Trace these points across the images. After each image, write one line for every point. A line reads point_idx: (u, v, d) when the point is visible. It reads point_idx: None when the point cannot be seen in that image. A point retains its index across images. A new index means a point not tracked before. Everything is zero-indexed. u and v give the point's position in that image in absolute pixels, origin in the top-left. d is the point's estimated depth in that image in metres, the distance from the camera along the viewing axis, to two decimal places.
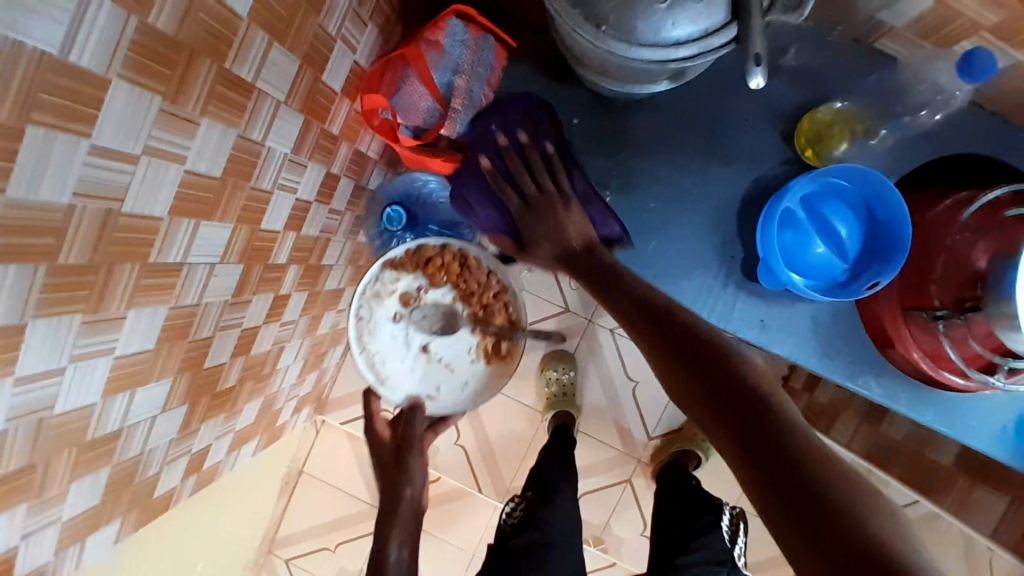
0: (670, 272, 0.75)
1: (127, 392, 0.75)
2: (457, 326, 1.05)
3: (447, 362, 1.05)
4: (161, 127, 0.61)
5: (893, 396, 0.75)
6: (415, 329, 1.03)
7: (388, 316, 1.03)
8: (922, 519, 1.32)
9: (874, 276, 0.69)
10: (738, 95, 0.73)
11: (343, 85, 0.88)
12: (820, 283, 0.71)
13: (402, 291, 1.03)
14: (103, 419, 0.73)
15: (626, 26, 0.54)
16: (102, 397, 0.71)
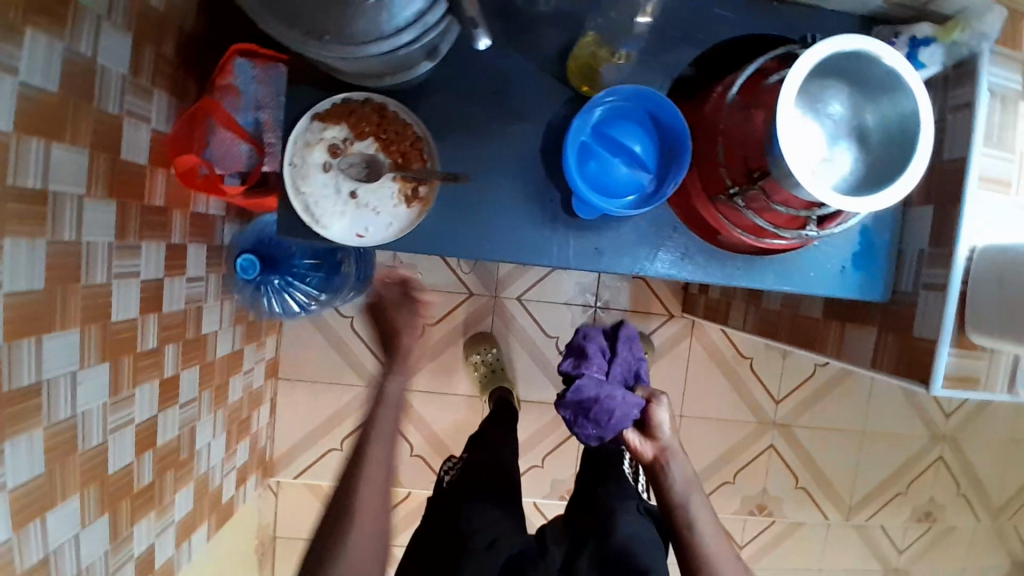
0: (501, 232, 0.78)
1: (37, 519, 0.74)
2: (386, 178, 0.75)
3: (373, 216, 0.75)
4: None
5: (732, 275, 0.81)
6: (348, 178, 0.75)
7: (317, 168, 0.75)
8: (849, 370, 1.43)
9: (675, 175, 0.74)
10: (509, 52, 0.76)
11: (148, 156, 0.88)
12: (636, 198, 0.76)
13: (328, 143, 0.75)
14: (20, 555, 0.72)
15: (345, 29, 0.55)
16: (8, 534, 0.70)
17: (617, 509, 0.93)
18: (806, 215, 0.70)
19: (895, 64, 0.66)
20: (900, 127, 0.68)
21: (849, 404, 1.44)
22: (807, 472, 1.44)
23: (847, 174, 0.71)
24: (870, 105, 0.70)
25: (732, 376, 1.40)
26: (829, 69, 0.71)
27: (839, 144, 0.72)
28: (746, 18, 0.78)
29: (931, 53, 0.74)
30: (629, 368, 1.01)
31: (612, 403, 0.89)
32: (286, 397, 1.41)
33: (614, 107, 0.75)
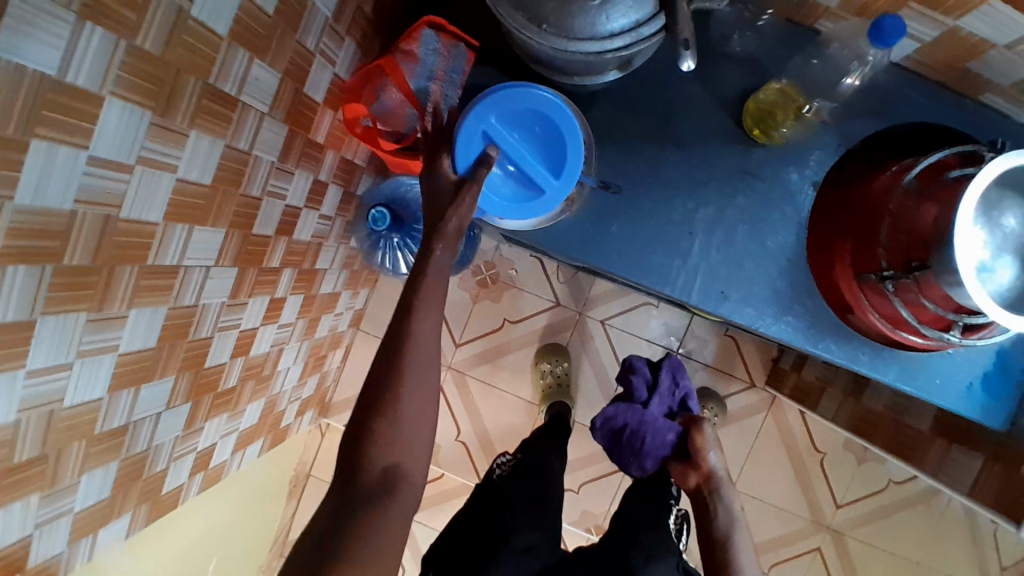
0: (636, 251, 0.79)
1: (132, 388, 0.80)
2: None
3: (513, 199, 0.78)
4: (152, 138, 0.66)
5: (855, 358, 0.79)
6: None
7: None
8: (922, 496, 1.34)
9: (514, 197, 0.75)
10: (687, 82, 0.78)
11: (324, 96, 0.95)
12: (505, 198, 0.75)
13: None
14: (109, 414, 0.78)
15: (566, 23, 0.59)
16: (108, 393, 0.76)
17: (659, 559, 0.92)
18: (955, 320, 0.67)
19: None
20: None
21: (911, 532, 1.35)
22: None
23: (1005, 287, 0.68)
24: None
25: (799, 463, 1.35)
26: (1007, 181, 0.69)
27: (1004, 258, 0.68)
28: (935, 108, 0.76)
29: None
30: (673, 396, 1.02)
31: (648, 437, 0.97)
32: (362, 348, 1.46)
33: (530, 112, 0.72)
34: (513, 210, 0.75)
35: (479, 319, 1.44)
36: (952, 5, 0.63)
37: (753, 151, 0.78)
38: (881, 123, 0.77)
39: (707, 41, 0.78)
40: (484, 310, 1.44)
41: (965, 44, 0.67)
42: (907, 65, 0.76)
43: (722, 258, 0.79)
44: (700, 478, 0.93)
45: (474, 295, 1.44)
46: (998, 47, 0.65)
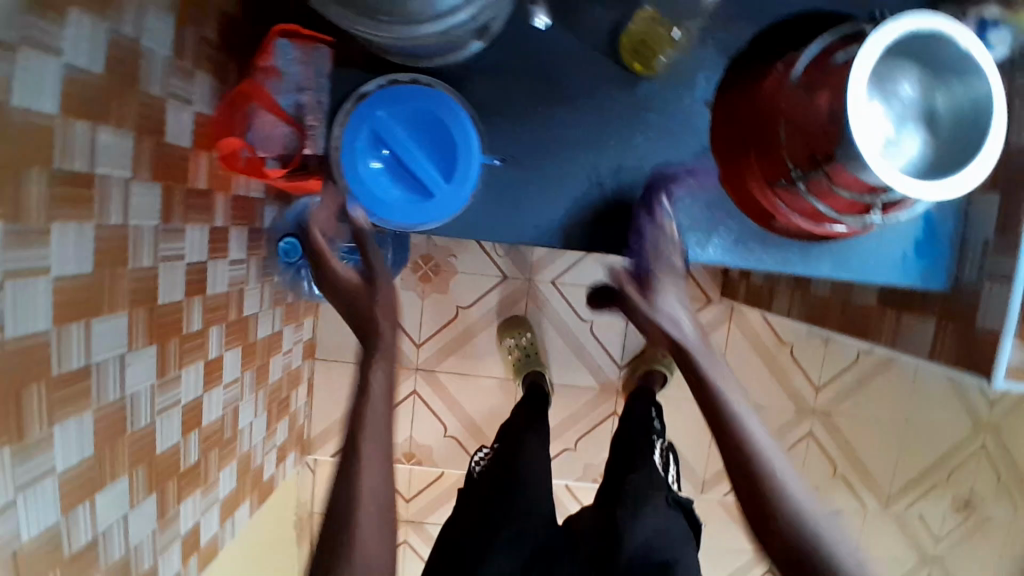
0: (551, 219, 0.77)
1: (86, 502, 0.76)
2: None
3: None
4: (8, 247, 0.60)
5: (790, 263, 0.79)
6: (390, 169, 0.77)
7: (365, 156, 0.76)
8: (881, 363, 1.38)
9: (401, 202, 0.68)
10: (557, 30, 0.74)
11: (191, 140, 0.88)
12: (393, 204, 0.67)
13: None
14: (70, 536, 0.73)
15: (404, 9, 0.54)
16: (61, 515, 0.72)
17: (646, 502, 0.89)
18: (872, 201, 0.67)
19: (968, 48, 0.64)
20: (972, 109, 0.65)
21: (886, 395, 1.40)
22: (845, 460, 1.43)
23: (916, 157, 0.68)
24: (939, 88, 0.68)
25: (770, 360, 1.38)
26: (896, 50, 0.68)
27: (908, 129, 0.69)
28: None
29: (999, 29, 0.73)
30: None
31: None
32: (323, 376, 1.42)
33: (422, 117, 0.67)
34: (411, 213, 0.68)
35: (432, 314, 1.41)
36: None
37: (643, 80, 0.75)
38: (760, 20, 0.75)
39: None
40: (434, 303, 1.40)
41: None
42: None
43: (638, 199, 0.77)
44: (669, 352, 0.70)
45: (419, 291, 1.40)
46: None
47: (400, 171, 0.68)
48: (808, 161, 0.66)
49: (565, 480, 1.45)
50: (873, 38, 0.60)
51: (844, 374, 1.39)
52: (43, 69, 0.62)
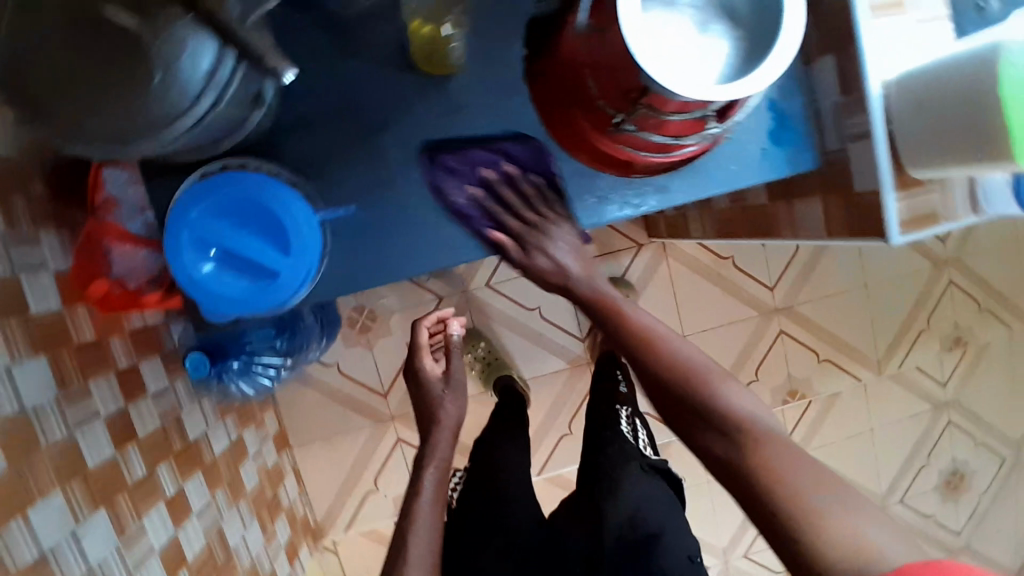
0: (414, 245, 0.75)
1: None
2: None
3: None
4: None
5: (656, 198, 0.79)
6: None
7: None
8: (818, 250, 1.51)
9: (249, 289, 0.64)
10: (356, 62, 0.72)
11: (58, 298, 0.84)
12: (244, 294, 0.64)
13: None
14: None
15: (144, 121, 0.51)
16: None
17: (620, 477, 0.98)
18: (701, 114, 0.66)
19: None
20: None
21: (839, 272, 1.53)
22: (824, 342, 1.54)
23: (728, 56, 0.65)
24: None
25: (721, 280, 1.48)
26: None
27: (711, 29, 0.66)
28: None
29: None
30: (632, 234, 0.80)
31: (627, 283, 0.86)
32: (305, 461, 1.39)
33: (238, 199, 0.65)
34: (266, 295, 0.65)
35: (386, 360, 1.39)
36: None
37: (451, 83, 0.73)
38: None
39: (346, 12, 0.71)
40: (384, 349, 1.39)
41: None
42: None
43: None
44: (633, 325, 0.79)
45: (365, 343, 1.38)
46: None
47: (238, 259, 0.65)
48: (626, 99, 0.65)
49: (572, 466, 1.45)
50: None
51: (793, 271, 1.51)
52: None
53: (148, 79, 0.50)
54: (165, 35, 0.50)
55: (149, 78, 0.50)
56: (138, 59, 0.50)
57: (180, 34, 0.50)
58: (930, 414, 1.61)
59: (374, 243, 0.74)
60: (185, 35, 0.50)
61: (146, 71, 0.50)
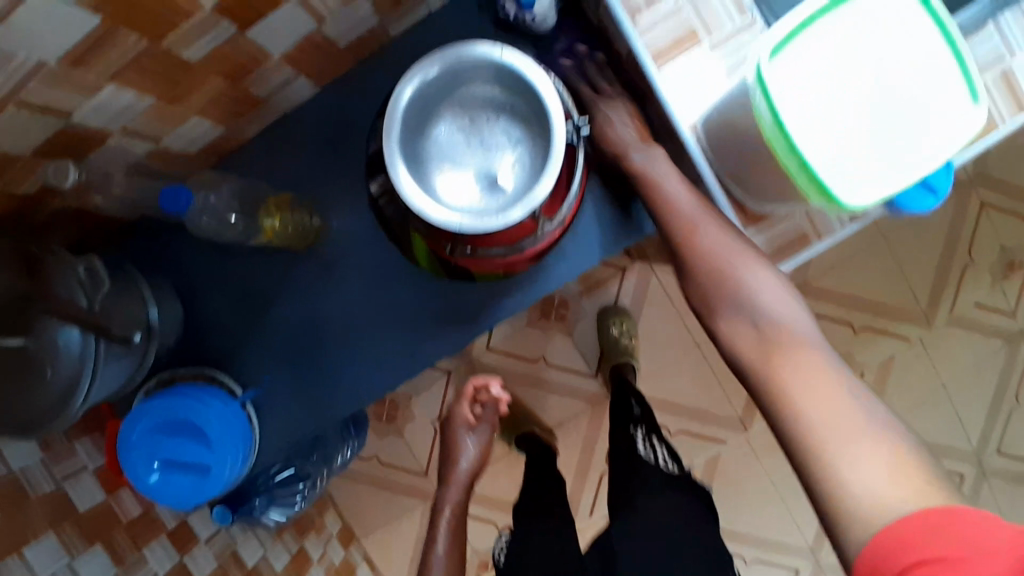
0: (333, 393, 0.83)
1: None
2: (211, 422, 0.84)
3: None
4: None
5: (537, 285, 0.82)
6: None
7: None
8: None
9: (194, 482, 0.75)
10: (239, 254, 0.82)
11: (100, 490, 1.02)
12: (189, 487, 0.75)
13: None
14: None
15: (53, 403, 0.64)
16: None
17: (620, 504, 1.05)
18: (532, 216, 0.69)
19: (441, 64, 0.67)
20: (510, 73, 0.68)
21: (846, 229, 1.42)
22: (855, 311, 1.44)
23: (526, 153, 0.68)
24: (475, 85, 0.69)
25: None
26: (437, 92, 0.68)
27: (508, 129, 0.69)
28: (393, 80, 0.79)
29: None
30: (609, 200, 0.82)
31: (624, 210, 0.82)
32: (375, 548, 1.52)
33: (163, 414, 0.75)
34: (205, 484, 0.75)
35: (417, 441, 1.50)
36: (259, 52, 0.66)
37: (317, 244, 0.82)
38: (366, 130, 0.80)
39: None
40: (413, 430, 1.50)
41: (320, 42, 0.70)
42: (336, 79, 0.79)
43: (394, 327, 0.82)
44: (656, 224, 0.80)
45: (396, 429, 1.51)
46: (327, 22, 0.68)
47: (179, 460, 0.75)
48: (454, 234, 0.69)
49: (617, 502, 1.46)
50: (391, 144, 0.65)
51: None
52: None
53: (48, 371, 0.63)
54: (45, 339, 0.63)
55: (47, 371, 0.63)
56: (31, 364, 0.63)
57: (54, 333, 0.63)
58: (1006, 349, 1.46)
59: (298, 401, 0.83)
60: (58, 333, 0.63)
61: (43, 367, 0.63)
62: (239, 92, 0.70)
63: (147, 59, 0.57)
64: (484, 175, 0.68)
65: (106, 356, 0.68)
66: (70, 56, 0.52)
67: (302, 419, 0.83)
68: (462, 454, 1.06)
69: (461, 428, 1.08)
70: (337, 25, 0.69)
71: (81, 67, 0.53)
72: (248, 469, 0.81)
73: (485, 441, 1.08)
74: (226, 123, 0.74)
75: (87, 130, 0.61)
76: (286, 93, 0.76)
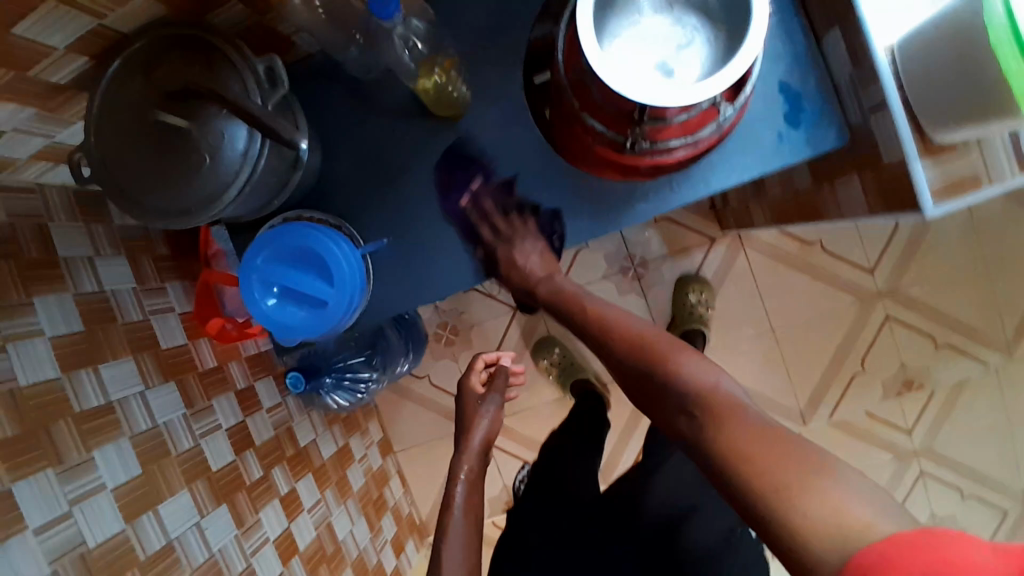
0: (449, 265, 0.83)
1: None
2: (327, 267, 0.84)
3: None
4: (69, 488, 0.74)
5: (674, 197, 0.80)
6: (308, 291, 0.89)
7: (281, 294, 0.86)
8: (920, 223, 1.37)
9: (305, 318, 0.76)
10: (382, 113, 0.82)
11: (185, 333, 1.01)
12: (298, 322, 0.76)
13: None
14: None
15: (207, 194, 0.64)
16: None
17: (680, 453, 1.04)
18: (710, 103, 0.69)
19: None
20: None
21: (951, 242, 1.37)
22: (941, 327, 1.39)
23: (708, 49, 0.68)
24: None
25: (804, 265, 1.39)
26: None
27: (686, 19, 0.69)
28: None
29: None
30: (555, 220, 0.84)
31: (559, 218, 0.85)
32: (407, 465, 1.52)
33: (291, 246, 0.76)
34: (314, 320, 0.76)
35: None
36: None
37: (462, 117, 0.80)
38: (534, 11, 0.79)
39: (372, 67, 0.79)
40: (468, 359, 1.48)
41: None
42: None
43: (522, 209, 0.82)
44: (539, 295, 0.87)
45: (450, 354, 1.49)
46: None
47: (295, 293, 0.77)
48: (625, 120, 0.69)
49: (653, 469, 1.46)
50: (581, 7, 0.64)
51: (890, 249, 1.38)
52: (32, 351, 0.75)
53: (207, 161, 0.64)
54: (210, 128, 0.63)
55: (207, 160, 0.64)
56: (193, 150, 0.64)
57: (221, 123, 0.64)
58: None
59: (412, 266, 0.83)
60: (225, 124, 0.64)
61: (205, 154, 0.64)
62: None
63: None
64: (663, 65, 0.67)
65: (268, 162, 0.68)
66: None
67: (413, 285, 0.83)
68: (479, 416, 1.03)
69: (472, 397, 1.07)
70: None
71: None
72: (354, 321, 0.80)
73: (495, 411, 1.05)
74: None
75: None
76: None
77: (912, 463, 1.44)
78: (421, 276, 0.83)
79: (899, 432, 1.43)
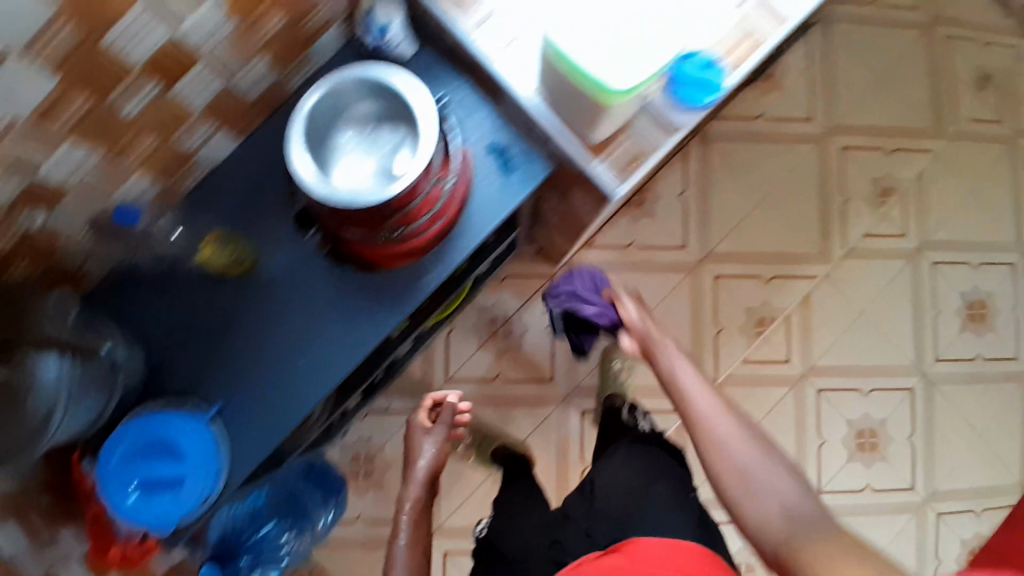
0: (289, 395, 0.90)
1: None
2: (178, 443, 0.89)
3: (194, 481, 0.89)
4: None
5: (449, 259, 0.93)
6: None
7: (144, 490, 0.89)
8: (708, 188, 1.57)
9: (172, 498, 0.83)
10: (184, 295, 0.92)
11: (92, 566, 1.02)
12: (166, 504, 0.82)
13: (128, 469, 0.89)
14: None
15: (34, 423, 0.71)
16: None
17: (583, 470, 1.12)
18: (433, 183, 0.86)
19: (324, 90, 0.82)
20: (374, 84, 0.83)
21: (739, 194, 1.58)
22: (761, 264, 1.58)
23: (406, 144, 0.85)
24: (353, 105, 0.86)
25: (634, 265, 1.56)
26: (329, 112, 0.84)
27: (383, 131, 0.87)
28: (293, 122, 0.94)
29: (383, 11, 0.89)
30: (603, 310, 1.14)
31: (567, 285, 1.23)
32: None
33: (137, 441, 0.83)
34: (181, 496, 0.83)
35: None
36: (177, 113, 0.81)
37: (256, 268, 0.92)
38: (280, 168, 0.94)
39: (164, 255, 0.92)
40: None
41: (227, 97, 0.85)
42: (249, 129, 0.94)
43: (334, 319, 0.92)
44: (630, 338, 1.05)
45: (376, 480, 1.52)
46: (231, 82, 0.84)
47: (155, 480, 0.83)
48: (373, 222, 0.84)
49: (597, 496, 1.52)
50: (295, 158, 0.78)
51: (695, 220, 1.57)
52: None
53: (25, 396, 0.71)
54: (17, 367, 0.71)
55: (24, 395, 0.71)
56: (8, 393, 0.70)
57: (26, 360, 0.71)
58: (909, 267, 1.61)
59: (257, 411, 0.89)
60: (29, 359, 0.72)
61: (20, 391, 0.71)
62: (170, 149, 0.85)
63: (96, 114, 0.72)
64: (382, 173, 0.85)
65: (78, 376, 0.76)
66: (39, 110, 0.66)
67: (264, 427, 0.89)
68: (420, 453, 1.09)
69: (414, 433, 1.12)
70: (238, 83, 0.85)
71: (50, 119, 0.68)
72: (222, 483, 0.86)
73: (441, 442, 1.10)
74: (162, 181, 0.88)
75: (49, 187, 0.74)
76: (210, 144, 0.90)
77: (804, 386, 1.58)
78: (268, 416, 0.89)
79: (781, 363, 1.58)
